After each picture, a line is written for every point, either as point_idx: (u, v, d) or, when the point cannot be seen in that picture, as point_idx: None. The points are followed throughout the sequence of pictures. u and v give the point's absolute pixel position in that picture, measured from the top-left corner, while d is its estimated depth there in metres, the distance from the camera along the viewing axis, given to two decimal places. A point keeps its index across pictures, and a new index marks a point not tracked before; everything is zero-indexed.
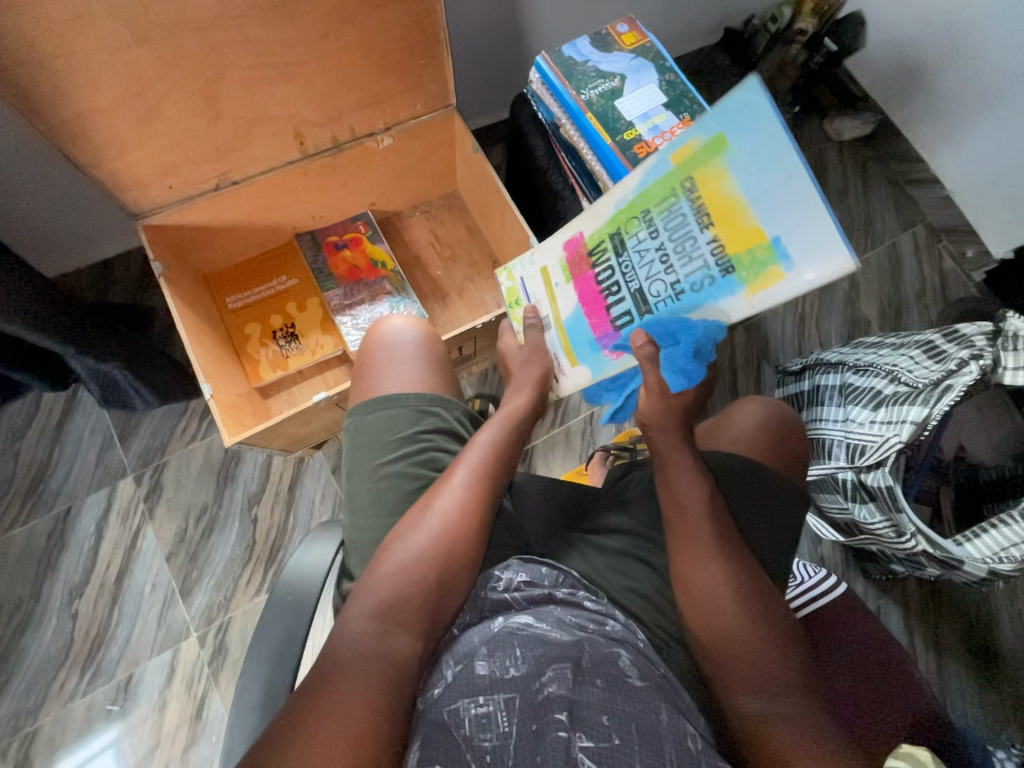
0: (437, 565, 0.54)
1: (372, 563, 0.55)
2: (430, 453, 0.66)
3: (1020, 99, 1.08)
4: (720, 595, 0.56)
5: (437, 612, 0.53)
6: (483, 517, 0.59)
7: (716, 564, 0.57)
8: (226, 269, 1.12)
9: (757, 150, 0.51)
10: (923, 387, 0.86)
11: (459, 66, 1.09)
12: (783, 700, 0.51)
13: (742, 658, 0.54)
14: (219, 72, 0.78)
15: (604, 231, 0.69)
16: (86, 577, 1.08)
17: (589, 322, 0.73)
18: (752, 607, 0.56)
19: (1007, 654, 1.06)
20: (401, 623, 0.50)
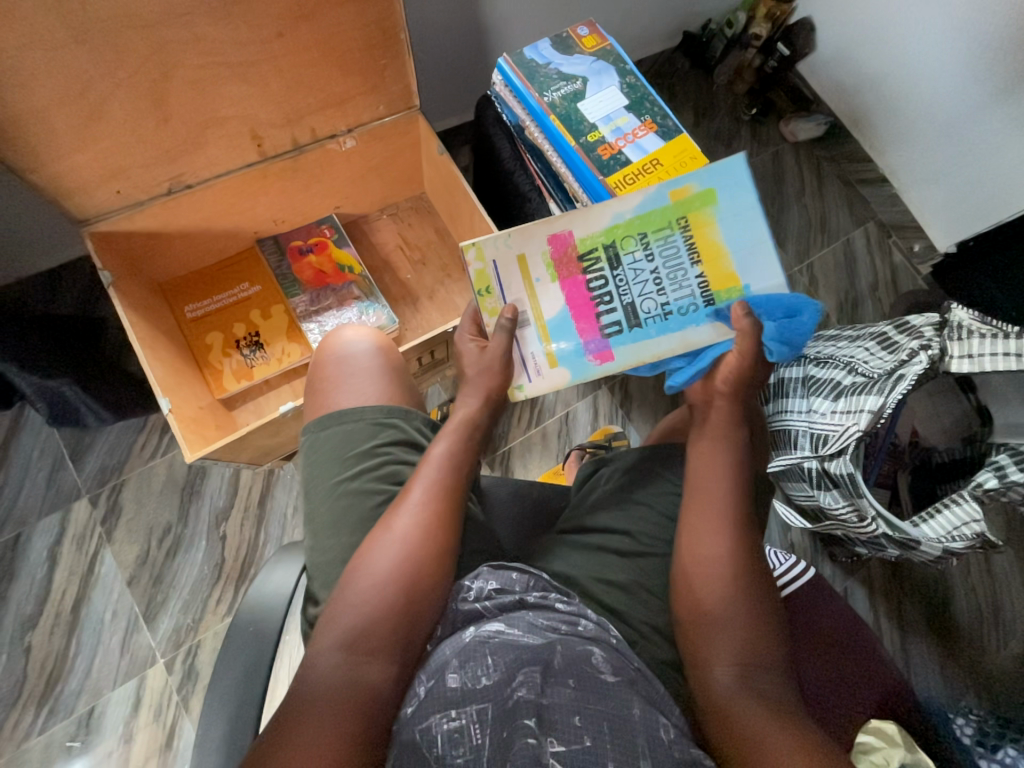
0: (402, 592, 0.51)
1: (336, 593, 0.52)
2: (388, 467, 0.64)
3: (956, 102, 1.15)
4: (703, 576, 0.59)
5: (408, 635, 0.51)
6: (445, 533, 0.56)
7: (719, 539, 0.60)
8: (183, 276, 1.07)
9: (737, 210, 0.71)
10: (878, 377, 0.92)
11: (423, 67, 1.08)
12: (753, 679, 0.53)
13: (718, 639, 0.56)
14: (167, 71, 0.75)
15: (595, 241, 0.73)
16: (39, 607, 1.02)
17: (576, 326, 0.74)
18: (738, 590, 0.58)
19: (963, 626, 1.12)
20: (370, 653, 0.49)
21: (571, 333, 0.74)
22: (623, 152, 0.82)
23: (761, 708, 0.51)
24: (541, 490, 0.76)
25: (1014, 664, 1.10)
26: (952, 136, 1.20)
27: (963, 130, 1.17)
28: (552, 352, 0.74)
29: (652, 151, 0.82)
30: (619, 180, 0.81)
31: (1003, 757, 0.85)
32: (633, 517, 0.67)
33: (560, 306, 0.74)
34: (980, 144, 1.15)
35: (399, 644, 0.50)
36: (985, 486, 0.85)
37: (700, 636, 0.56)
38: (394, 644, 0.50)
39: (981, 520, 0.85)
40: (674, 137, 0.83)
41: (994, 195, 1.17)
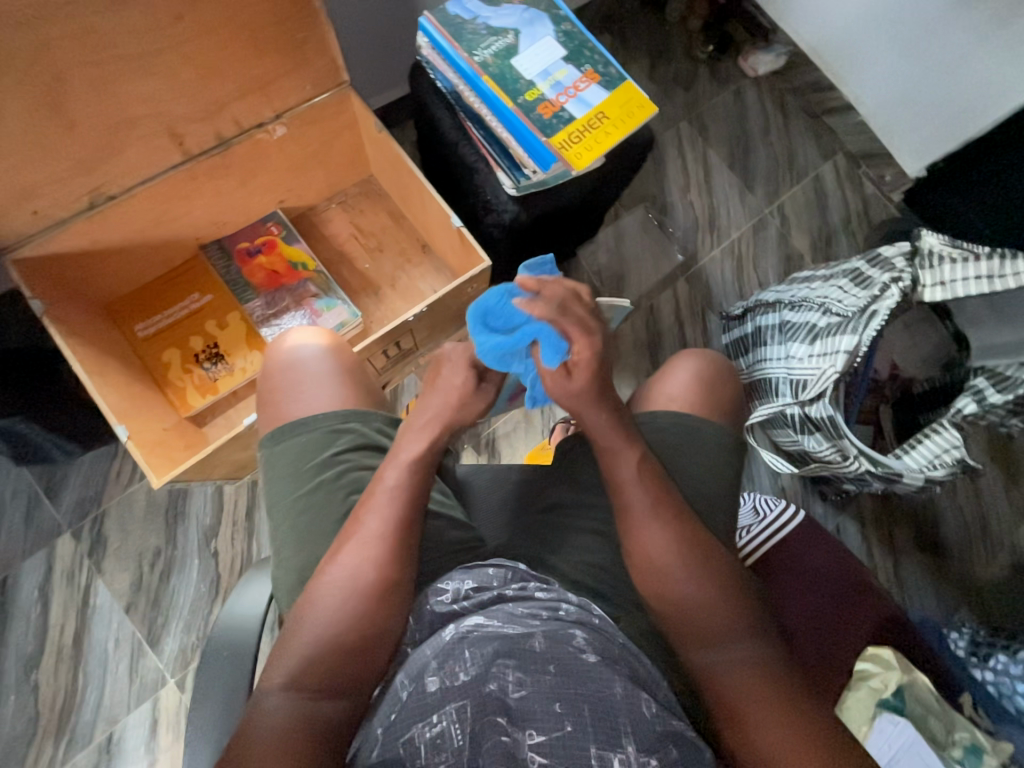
0: (350, 629, 0.51)
1: (284, 627, 0.53)
2: (344, 478, 0.62)
3: (916, 14, 1.10)
4: (690, 550, 0.57)
5: (361, 661, 0.51)
6: (395, 565, 0.54)
7: (658, 531, 0.58)
8: (127, 295, 1.02)
9: None
10: (852, 315, 0.90)
11: (349, 38, 1.00)
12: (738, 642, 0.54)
13: (704, 606, 0.56)
14: (59, 72, 0.68)
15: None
16: (39, 645, 1.01)
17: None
18: (704, 571, 0.57)
19: (952, 546, 1.15)
20: (323, 688, 0.49)
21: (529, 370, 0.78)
22: (565, 109, 0.78)
23: (747, 674, 0.52)
24: (520, 471, 0.75)
25: (1002, 576, 1.14)
26: (912, 52, 1.15)
27: (926, 44, 1.11)
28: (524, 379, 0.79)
29: (596, 104, 0.79)
30: (563, 140, 0.77)
31: (994, 664, 0.88)
32: None
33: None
34: (940, 58, 1.10)
35: (354, 674, 0.50)
36: (965, 412, 0.87)
37: (675, 627, 0.56)
38: (345, 675, 0.50)
39: (961, 446, 0.86)
40: (618, 85, 0.80)
41: (958, 112, 1.13)
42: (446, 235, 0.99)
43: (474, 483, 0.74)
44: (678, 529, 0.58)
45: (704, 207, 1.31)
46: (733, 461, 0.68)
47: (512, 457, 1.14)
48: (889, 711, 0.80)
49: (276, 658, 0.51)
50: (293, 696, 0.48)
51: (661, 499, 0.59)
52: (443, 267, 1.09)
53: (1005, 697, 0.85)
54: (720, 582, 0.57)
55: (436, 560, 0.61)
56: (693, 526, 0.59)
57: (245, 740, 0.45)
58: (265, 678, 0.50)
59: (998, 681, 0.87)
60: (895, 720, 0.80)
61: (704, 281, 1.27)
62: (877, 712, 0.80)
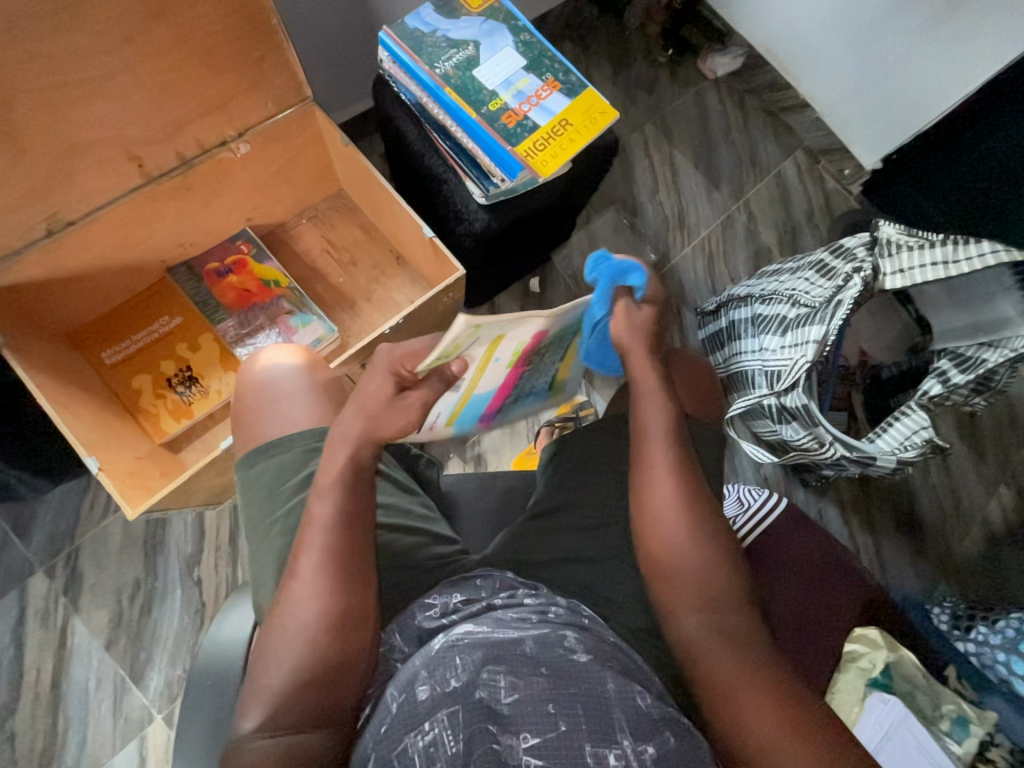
0: (315, 659, 0.50)
1: (259, 658, 0.51)
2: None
3: (861, 14, 1.15)
4: (675, 534, 0.58)
5: (332, 691, 0.49)
6: (358, 586, 0.53)
7: (655, 512, 0.59)
8: (92, 322, 0.99)
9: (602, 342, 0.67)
10: (819, 306, 0.93)
11: (310, 53, 1.00)
12: (723, 627, 0.55)
13: (688, 589, 0.56)
14: (6, 97, 0.67)
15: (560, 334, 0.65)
16: (15, 691, 0.97)
17: (489, 404, 0.70)
18: (701, 556, 0.58)
19: (929, 523, 1.19)
20: (297, 723, 0.48)
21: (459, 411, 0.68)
22: (529, 118, 0.79)
23: (731, 657, 0.53)
24: (505, 479, 0.75)
25: (978, 549, 1.18)
26: (862, 49, 1.19)
27: (873, 42, 1.16)
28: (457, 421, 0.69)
29: (559, 111, 0.80)
30: (529, 148, 0.78)
31: (975, 635, 0.88)
32: (598, 492, 0.67)
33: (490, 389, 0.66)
34: (889, 54, 1.15)
35: (328, 703, 0.49)
36: (931, 393, 0.90)
37: (667, 596, 0.57)
38: (317, 707, 0.49)
39: (929, 426, 0.89)
40: (580, 93, 0.81)
41: (909, 105, 1.18)
42: (419, 246, 0.99)
43: (460, 494, 0.73)
44: (684, 495, 0.58)
45: (673, 207, 1.34)
46: (714, 455, 0.69)
47: (498, 464, 1.13)
48: (879, 689, 0.84)
49: (255, 689, 0.49)
50: (268, 736, 0.47)
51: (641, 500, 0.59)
52: (419, 278, 1.09)
53: (988, 667, 0.85)
54: (716, 556, 0.58)
55: (422, 575, 0.61)
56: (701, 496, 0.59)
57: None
58: (241, 721, 0.48)
59: (980, 652, 0.86)
60: (885, 699, 0.83)
61: (677, 279, 1.29)
62: (868, 691, 0.84)
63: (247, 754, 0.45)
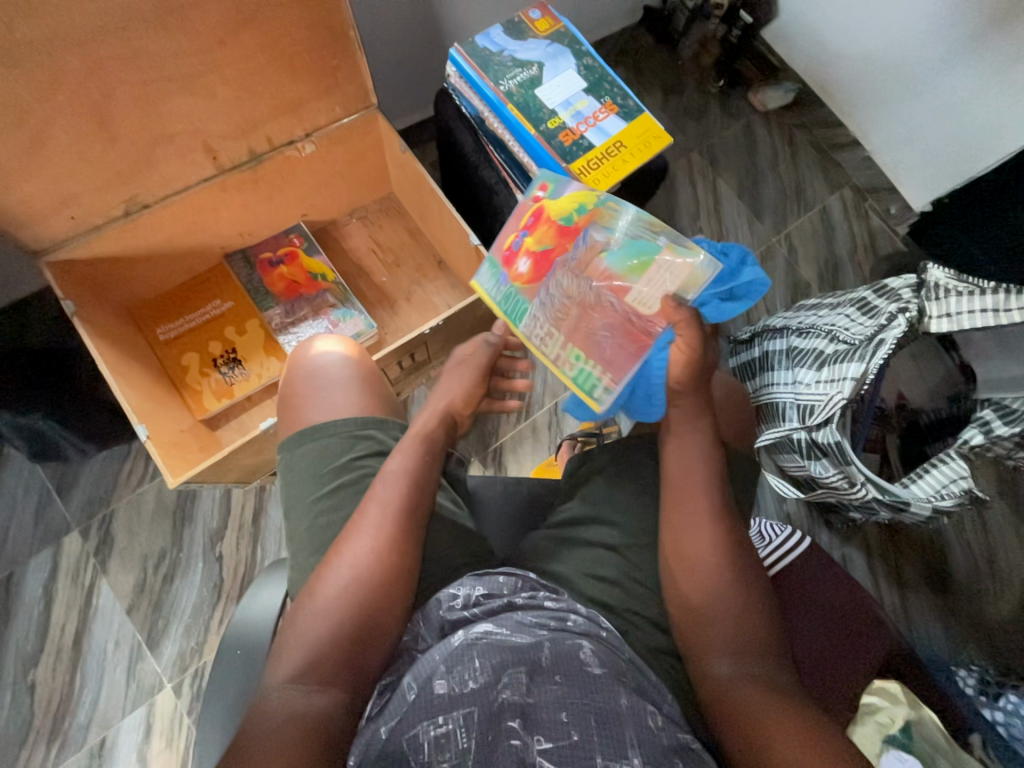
0: (350, 621, 0.53)
1: (289, 626, 0.54)
2: (360, 481, 0.65)
3: (921, 59, 1.15)
4: (711, 564, 0.59)
5: (360, 659, 0.52)
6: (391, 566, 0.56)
7: (695, 528, 0.61)
8: (152, 299, 1.05)
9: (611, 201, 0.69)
10: (860, 343, 0.91)
11: (378, 64, 1.06)
12: (751, 662, 0.55)
13: (723, 622, 0.57)
14: (107, 90, 0.73)
15: (632, 255, 0.67)
16: (40, 644, 1.01)
17: (535, 215, 0.72)
18: (736, 584, 0.59)
19: (962, 580, 1.14)
20: (321, 681, 0.50)
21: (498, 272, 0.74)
22: (585, 137, 0.82)
23: (758, 694, 0.53)
24: (531, 487, 0.76)
25: (1013, 613, 1.12)
26: (918, 92, 1.19)
27: (933, 87, 1.15)
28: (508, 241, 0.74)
29: (614, 134, 0.82)
30: (582, 167, 0.80)
31: (1005, 705, 0.87)
32: (624, 508, 0.68)
33: (529, 271, 0.71)
34: (948, 97, 1.14)
35: (351, 668, 0.51)
36: (972, 443, 0.88)
37: (692, 632, 0.58)
38: (342, 668, 0.51)
39: (968, 476, 0.86)
40: (636, 117, 0.84)
41: (964, 151, 1.16)
42: (463, 251, 1.02)
43: (486, 496, 0.75)
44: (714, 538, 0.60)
45: (714, 234, 1.35)
46: (743, 485, 0.69)
47: (518, 471, 1.14)
48: (896, 747, 0.79)
49: (281, 653, 0.52)
50: (294, 689, 0.49)
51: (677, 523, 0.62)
52: (459, 284, 1.12)
53: (1017, 739, 0.83)
54: (749, 594, 0.59)
55: (452, 566, 0.63)
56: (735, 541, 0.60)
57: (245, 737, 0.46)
58: (270, 674, 0.51)
59: (1009, 722, 0.85)
60: (902, 758, 0.77)
61: None
62: (884, 748, 0.79)
63: (265, 709, 0.48)
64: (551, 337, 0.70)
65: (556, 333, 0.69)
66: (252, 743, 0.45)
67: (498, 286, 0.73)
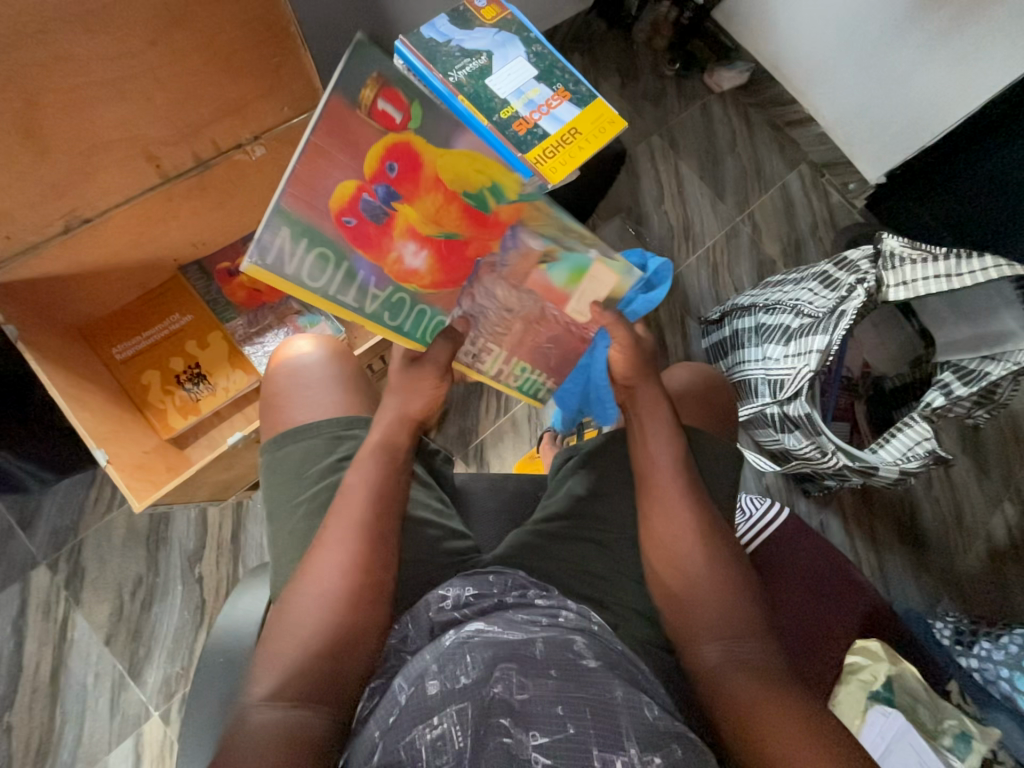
0: (322, 637, 0.51)
1: (269, 632, 0.53)
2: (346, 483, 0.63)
3: (865, 32, 1.17)
4: (690, 555, 0.60)
5: (342, 668, 0.51)
6: (372, 572, 0.55)
7: (674, 515, 0.61)
8: (105, 317, 1.01)
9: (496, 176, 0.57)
10: (823, 316, 0.94)
11: (325, 60, 1.03)
12: (736, 646, 0.56)
13: (707, 611, 0.58)
14: (32, 99, 0.69)
15: (571, 267, 0.61)
16: (14, 684, 0.97)
17: (399, 163, 0.54)
18: (717, 570, 0.59)
19: (933, 537, 1.18)
20: (300, 696, 0.49)
21: (353, 258, 0.55)
22: (539, 126, 0.81)
23: (747, 679, 0.53)
24: (511, 482, 0.76)
25: (981, 564, 1.17)
26: (866, 65, 1.21)
27: (879, 59, 1.18)
28: (347, 194, 0.53)
29: (569, 120, 0.82)
30: (539, 156, 0.79)
31: (979, 650, 0.89)
32: (603, 495, 0.68)
33: (418, 262, 0.58)
34: (893, 71, 1.17)
35: (332, 680, 0.50)
36: (935, 405, 0.91)
37: (679, 623, 0.59)
38: (323, 681, 0.50)
39: (931, 438, 0.89)
40: (589, 103, 0.83)
41: (911, 122, 1.20)
42: None
43: (466, 494, 0.74)
44: (683, 528, 0.60)
45: (679, 216, 1.36)
46: (721, 464, 0.70)
47: (501, 467, 1.14)
48: (880, 702, 0.82)
49: (259, 665, 0.51)
50: (274, 706, 0.48)
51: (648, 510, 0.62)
52: None
53: (990, 683, 0.86)
54: (730, 577, 0.59)
55: (440, 567, 0.63)
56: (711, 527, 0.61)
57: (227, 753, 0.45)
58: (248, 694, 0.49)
59: (983, 668, 0.87)
60: (887, 712, 0.81)
61: (681, 287, 1.30)
62: (868, 704, 0.82)
63: (248, 725, 0.47)
64: (491, 353, 0.67)
65: (495, 349, 0.67)
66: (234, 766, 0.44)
67: (368, 288, 0.57)
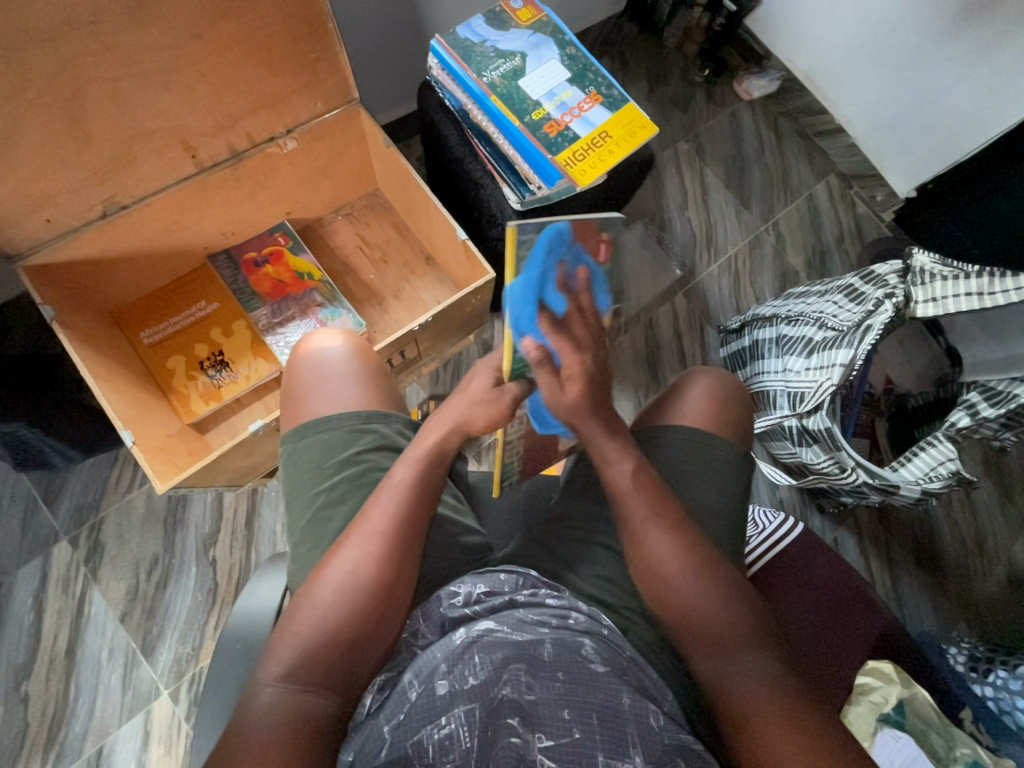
0: (348, 624, 0.51)
1: (285, 624, 0.53)
2: (366, 476, 0.64)
3: (904, 42, 1.15)
4: (676, 571, 0.58)
5: (354, 663, 0.51)
6: (387, 571, 0.54)
7: (661, 531, 0.59)
8: (135, 302, 1.03)
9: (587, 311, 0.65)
10: (848, 330, 0.92)
11: (358, 58, 1.04)
12: (737, 656, 0.54)
13: (702, 623, 0.56)
14: (79, 87, 0.71)
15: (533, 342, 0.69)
16: (32, 655, 1.00)
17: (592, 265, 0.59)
18: (709, 580, 0.57)
19: (951, 561, 1.16)
20: (311, 680, 0.49)
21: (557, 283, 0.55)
22: (570, 128, 0.81)
23: (752, 688, 0.52)
24: (526, 484, 0.76)
25: (999, 591, 1.14)
26: (902, 76, 1.19)
27: (916, 71, 1.16)
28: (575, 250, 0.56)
29: (599, 124, 0.82)
30: (568, 158, 0.80)
31: (994, 679, 0.88)
32: None
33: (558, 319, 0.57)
34: (929, 84, 1.15)
35: (349, 673, 0.50)
36: (959, 425, 0.89)
37: (679, 635, 0.58)
38: (332, 671, 0.50)
39: (955, 458, 0.87)
40: (621, 107, 0.83)
41: (950, 135, 1.17)
42: (449, 246, 1.00)
43: (481, 494, 0.74)
44: (683, 544, 0.59)
45: (702, 223, 1.35)
46: (738, 477, 0.69)
47: None
48: (890, 725, 0.80)
49: (272, 650, 0.51)
50: (287, 689, 0.48)
51: (641, 527, 0.60)
52: (447, 279, 1.10)
53: (1006, 713, 0.85)
54: (724, 585, 0.58)
55: (453, 564, 0.63)
56: (706, 543, 0.59)
57: (239, 731, 0.46)
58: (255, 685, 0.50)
59: (998, 697, 0.86)
60: (896, 736, 0.79)
61: (702, 295, 1.29)
62: (878, 728, 0.80)
63: (258, 705, 0.47)
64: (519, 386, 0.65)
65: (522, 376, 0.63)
66: (239, 744, 0.45)
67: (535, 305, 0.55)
